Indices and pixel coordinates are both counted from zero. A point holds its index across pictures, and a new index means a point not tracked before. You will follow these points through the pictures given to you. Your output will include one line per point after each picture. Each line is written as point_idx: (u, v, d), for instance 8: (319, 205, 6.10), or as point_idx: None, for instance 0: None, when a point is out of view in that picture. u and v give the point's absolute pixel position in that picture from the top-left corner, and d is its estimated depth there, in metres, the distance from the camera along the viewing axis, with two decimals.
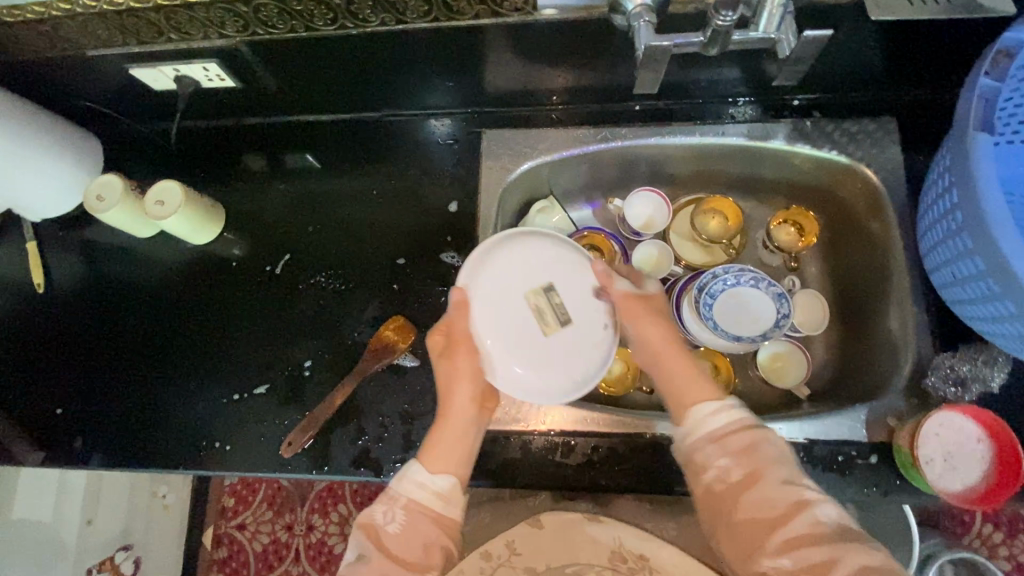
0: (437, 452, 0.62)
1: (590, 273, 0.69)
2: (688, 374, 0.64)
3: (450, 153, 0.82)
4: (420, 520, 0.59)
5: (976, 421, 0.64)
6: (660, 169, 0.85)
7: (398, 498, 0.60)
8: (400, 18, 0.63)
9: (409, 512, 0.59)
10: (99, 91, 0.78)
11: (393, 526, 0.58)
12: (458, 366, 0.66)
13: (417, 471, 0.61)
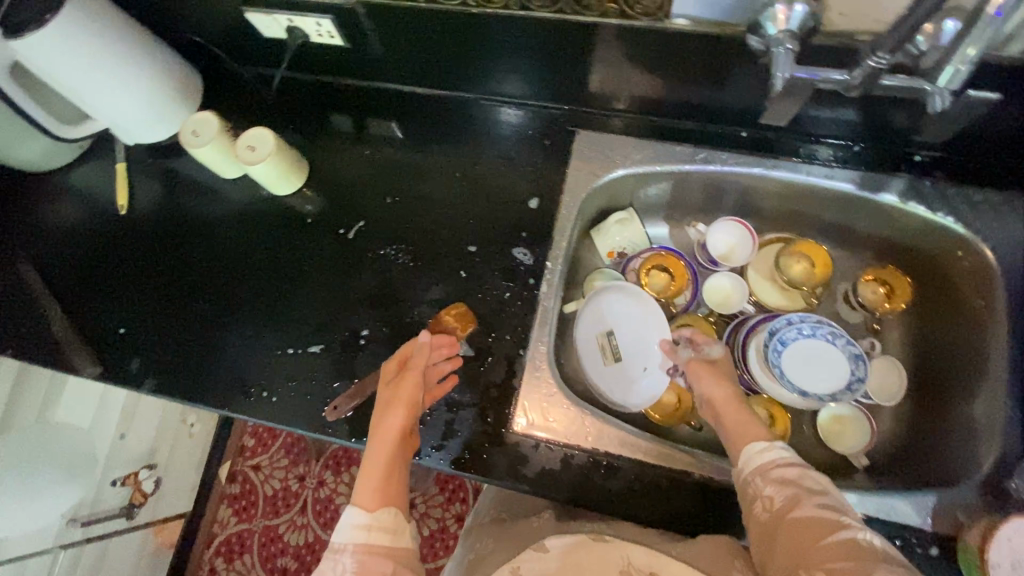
0: (365, 485, 0.58)
1: (645, 313, 0.79)
2: (749, 421, 0.62)
3: (539, 147, 0.80)
4: (375, 559, 0.54)
5: None
6: (751, 201, 0.81)
7: (343, 548, 0.54)
8: (524, 5, 0.62)
9: (360, 554, 0.54)
10: (212, 28, 0.79)
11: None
12: (386, 398, 0.64)
13: (352, 516, 0.56)
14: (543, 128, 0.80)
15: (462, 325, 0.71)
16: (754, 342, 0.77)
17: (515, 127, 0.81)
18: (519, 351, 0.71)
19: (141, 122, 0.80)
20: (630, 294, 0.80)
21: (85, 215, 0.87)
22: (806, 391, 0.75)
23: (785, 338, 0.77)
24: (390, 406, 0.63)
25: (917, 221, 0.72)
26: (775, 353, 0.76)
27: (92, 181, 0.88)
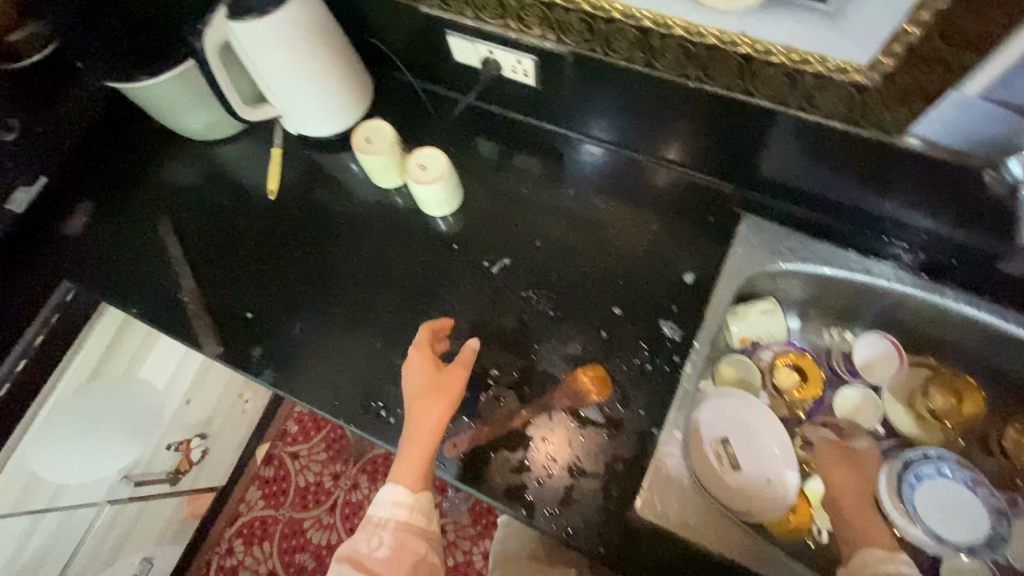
0: (406, 463, 0.62)
1: (757, 413, 0.74)
2: (866, 521, 0.69)
3: (702, 221, 0.77)
4: (409, 536, 0.61)
5: None
6: (908, 322, 0.77)
7: (385, 522, 0.62)
8: (748, 90, 0.61)
9: (398, 537, 0.61)
10: (402, 39, 0.80)
11: (380, 552, 0.60)
12: (427, 387, 0.65)
13: (394, 490, 0.62)
14: (705, 201, 0.78)
15: (599, 391, 0.69)
16: (886, 471, 0.73)
17: (669, 191, 0.79)
18: (653, 429, 0.68)
19: (316, 116, 0.80)
20: (739, 394, 0.75)
21: (232, 191, 0.87)
22: (942, 536, 0.70)
23: (921, 472, 0.73)
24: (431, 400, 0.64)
25: None
26: (911, 486, 0.72)
27: (243, 157, 0.89)
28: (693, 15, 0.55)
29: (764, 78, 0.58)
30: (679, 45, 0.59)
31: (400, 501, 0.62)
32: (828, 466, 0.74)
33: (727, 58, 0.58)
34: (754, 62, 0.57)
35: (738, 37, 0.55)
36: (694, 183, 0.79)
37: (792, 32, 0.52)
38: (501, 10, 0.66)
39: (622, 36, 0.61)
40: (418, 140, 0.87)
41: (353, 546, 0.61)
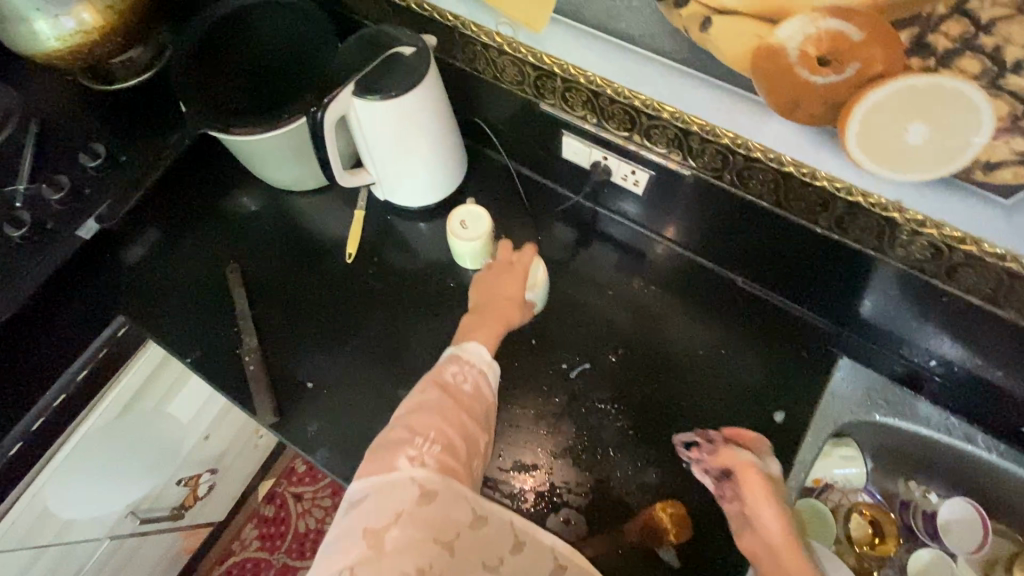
0: (481, 329, 0.68)
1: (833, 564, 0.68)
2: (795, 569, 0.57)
3: (793, 353, 0.74)
4: (481, 396, 0.63)
5: None
6: (997, 493, 0.73)
7: (468, 364, 0.64)
8: (882, 249, 0.58)
9: (478, 379, 0.63)
10: (508, 122, 0.78)
11: (466, 385, 0.62)
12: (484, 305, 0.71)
13: (475, 347, 0.66)
14: (798, 333, 0.75)
15: (677, 531, 0.65)
16: None
17: (761, 316, 0.76)
18: None
19: (411, 189, 0.78)
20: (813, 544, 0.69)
21: (305, 244, 0.84)
22: None
23: None
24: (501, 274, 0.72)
25: None
26: None
27: (320, 211, 0.86)
28: (848, 175, 0.52)
29: (903, 243, 0.56)
30: (820, 195, 0.57)
31: (482, 355, 0.66)
32: (755, 493, 0.61)
33: (869, 218, 0.56)
34: (898, 228, 0.54)
35: (891, 204, 0.53)
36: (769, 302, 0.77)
37: (954, 213, 0.50)
38: (630, 125, 0.64)
39: (760, 174, 0.59)
40: (504, 220, 0.84)
41: (442, 377, 0.62)
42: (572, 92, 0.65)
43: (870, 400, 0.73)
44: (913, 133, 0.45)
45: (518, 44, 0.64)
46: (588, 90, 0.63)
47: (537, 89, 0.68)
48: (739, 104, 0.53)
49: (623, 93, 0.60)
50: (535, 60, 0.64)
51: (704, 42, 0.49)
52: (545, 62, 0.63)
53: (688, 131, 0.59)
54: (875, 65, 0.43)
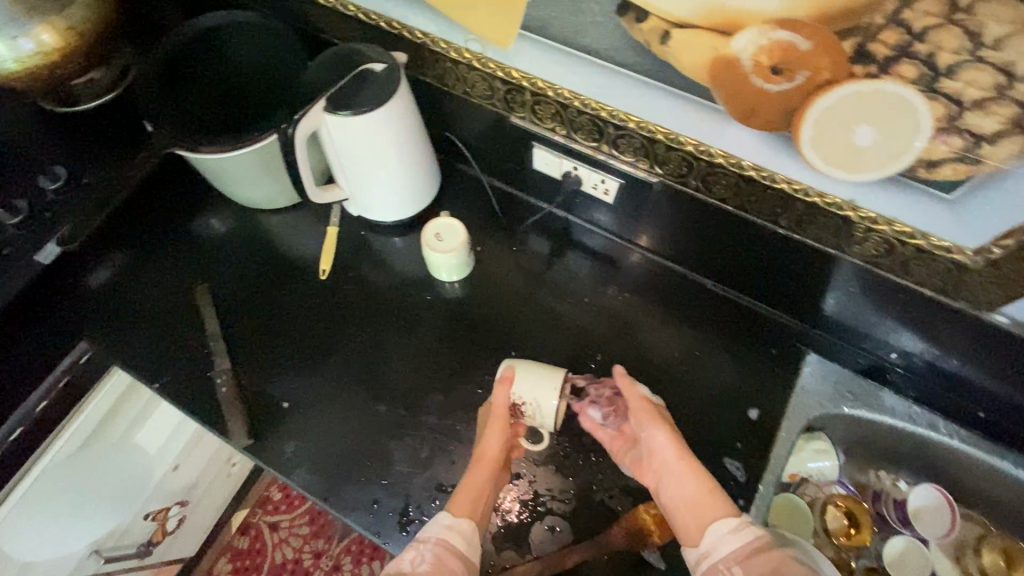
0: (460, 493, 0.62)
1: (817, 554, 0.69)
2: (689, 482, 0.61)
3: (763, 352, 0.76)
4: (450, 558, 0.57)
5: None
6: (962, 478, 0.76)
7: (427, 539, 0.59)
8: (841, 246, 0.61)
9: (438, 547, 0.58)
10: (480, 137, 0.80)
11: (423, 567, 0.56)
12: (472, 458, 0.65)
13: (442, 514, 0.61)
14: (769, 334, 0.77)
15: (661, 531, 0.65)
16: None
17: (734, 319, 0.78)
18: None
19: (385, 204, 0.79)
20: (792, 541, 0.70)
21: (278, 264, 0.83)
22: None
23: None
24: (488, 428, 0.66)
25: None
26: None
27: (293, 230, 0.85)
28: (804, 176, 0.55)
29: (859, 240, 0.59)
30: (780, 197, 0.59)
31: (463, 535, 0.59)
32: (640, 419, 0.66)
33: (827, 218, 0.59)
34: (854, 226, 0.58)
35: (845, 203, 0.56)
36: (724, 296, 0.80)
37: (904, 209, 0.53)
38: (598, 135, 0.66)
39: (723, 179, 0.61)
40: (480, 234, 0.85)
41: (397, 566, 0.57)
42: (541, 105, 0.67)
43: (838, 394, 0.75)
44: (862, 135, 0.48)
45: (487, 59, 0.65)
46: (556, 102, 0.65)
47: (507, 102, 0.70)
48: (699, 113, 0.55)
49: (591, 105, 0.62)
50: (504, 74, 0.65)
51: (664, 54, 0.51)
52: (514, 76, 0.65)
53: (654, 139, 0.62)
54: (823, 72, 0.46)
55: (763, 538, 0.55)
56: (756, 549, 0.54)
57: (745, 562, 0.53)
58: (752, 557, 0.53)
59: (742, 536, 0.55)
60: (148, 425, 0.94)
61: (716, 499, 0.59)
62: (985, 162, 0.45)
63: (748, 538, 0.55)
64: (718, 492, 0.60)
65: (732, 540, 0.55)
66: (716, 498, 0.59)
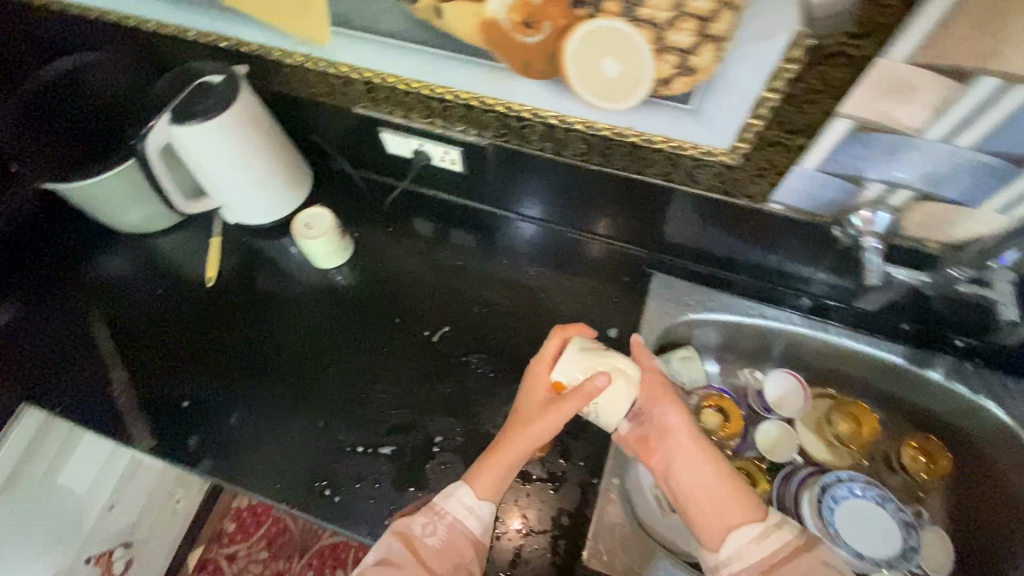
0: (485, 469, 0.65)
1: None
2: (711, 473, 0.63)
3: (616, 281, 0.87)
4: (461, 541, 0.62)
5: None
6: (802, 358, 0.88)
7: (444, 513, 0.63)
8: (641, 170, 0.72)
9: (450, 527, 0.62)
10: (337, 134, 0.88)
11: (432, 540, 0.62)
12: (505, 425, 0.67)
13: (466, 492, 0.64)
14: (620, 265, 0.89)
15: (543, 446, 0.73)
16: (807, 497, 0.80)
17: (592, 258, 0.89)
18: (592, 480, 0.72)
19: (260, 208, 0.85)
20: None
21: (166, 281, 0.88)
22: (863, 554, 0.75)
23: (837, 496, 0.80)
24: (527, 392, 0.67)
25: (961, 401, 0.78)
26: (829, 511, 0.79)
27: (179, 248, 0.91)
28: (588, 114, 0.65)
29: (652, 160, 0.70)
30: (581, 136, 0.70)
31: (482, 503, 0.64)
32: (653, 395, 0.67)
33: (620, 145, 0.69)
34: (642, 148, 0.68)
35: (626, 130, 0.66)
36: (578, 240, 0.91)
37: (667, 126, 0.63)
38: (426, 111, 0.75)
39: (534, 130, 0.71)
40: (358, 224, 0.93)
41: (408, 525, 0.63)
42: (374, 91, 0.76)
43: (685, 304, 0.86)
44: (608, 66, 0.58)
45: (315, 59, 0.73)
46: (383, 88, 0.74)
47: (346, 96, 0.78)
48: (491, 73, 0.65)
49: (410, 85, 0.71)
50: (333, 70, 0.74)
51: (443, 26, 0.61)
52: (342, 70, 0.73)
53: (469, 106, 0.71)
54: (559, 20, 0.56)
55: (793, 543, 0.58)
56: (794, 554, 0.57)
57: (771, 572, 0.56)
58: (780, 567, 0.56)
59: (774, 539, 0.58)
60: (71, 460, 1.01)
61: (748, 501, 0.61)
62: (698, 71, 0.55)
63: (777, 543, 0.58)
64: (752, 494, 0.62)
65: (773, 541, 0.58)
66: (739, 501, 0.61)
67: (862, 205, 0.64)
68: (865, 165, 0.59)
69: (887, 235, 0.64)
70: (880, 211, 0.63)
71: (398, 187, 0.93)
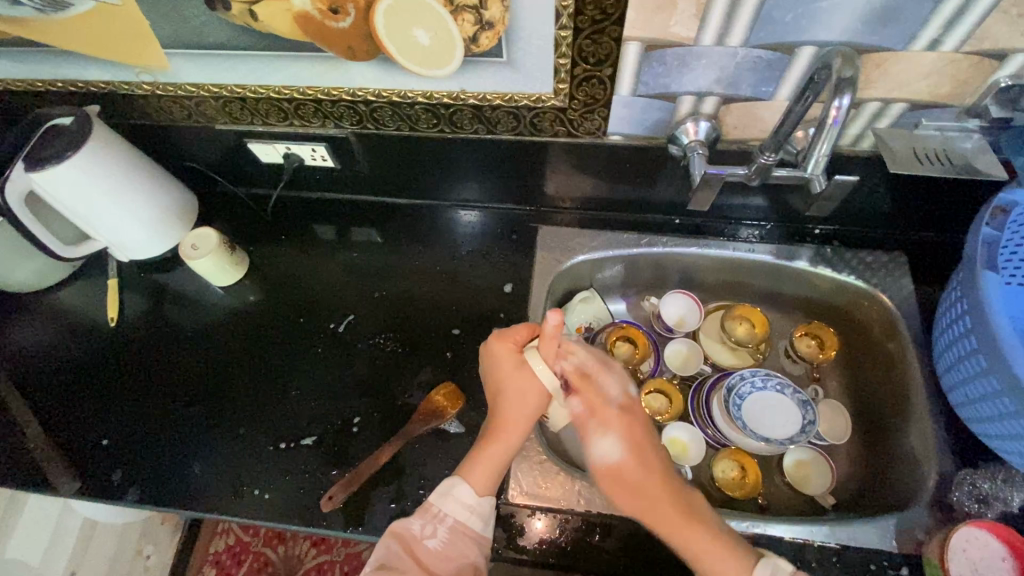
0: (479, 468, 0.65)
1: None
2: (705, 527, 0.63)
3: (506, 241, 0.92)
4: (462, 539, 0.62)
5: (985, 533, 0.63)
6: (692, 278, 0.94)
7: (442, 516, 0.62)
8: (490, 130, 0.76)
9: (451, 530, 0.62)
10: (212, 157, 0.91)
11: (433, 542, 0.61)
12: (498, 428, 0.68)
13: (464, 492, 0.64)
14: (508, 226, 0.94)
15: (453, 403, 0.77)
16: (716, 400, 0.85)
17: (484, 226, 0.94)
18: None
19: (155, 239, 0.87)
20: None
21: (69, 332, 0.89)
22: (768, 438, 0.81)
23: (742, 392, 0.85)
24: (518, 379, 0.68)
25: (828, 281, 0.86)
26: (735, 407, 0.84)
27: (79, 297, 0.92)
28: (421, 85, 0.70)
29: (496, 118, 0.74)
30: (425, 108, 0.74)
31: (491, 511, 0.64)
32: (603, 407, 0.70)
33: (461, 110, 0.74)
34: (482, 108, 0.73)
35: (461, 93, 0.70)
36: (467, 213, 0.96)
37: (494, 81, 0.68)
38: (282, 114, 0.79)
39: (382, 111, 0.76)
40: (252, 239, 0.95)
41: (407, 526, 0.62)
42: (229, 105, 0.79)
43: (573, 249, 0.91)
44: (419, 35, 0.64)
45: (163, 85, 0.77)
46: (235, 99, 0.77)
47: (205, 116, 0.82)
48: (323, 64, 0.69)
49: (257, 91, 0.75)
50: (183, 91, 0.77)
51: (263, 27, 0.65)
52: (191, 90, 0.77)
53: (316, 100, 0.75)
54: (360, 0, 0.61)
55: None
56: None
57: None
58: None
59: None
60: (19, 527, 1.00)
61: (736, 556, 0.61)
62: (495, 24, 0.61)
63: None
64: (742, 549, 0.62)
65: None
66: (733, 554, 0.61)
67: (684, 119, 0.70)
68: (669, 80, 0.65)
69: (710, 141, 0.71)
70: (701, 122, 0.69)
71: (276, 195, 0.96)
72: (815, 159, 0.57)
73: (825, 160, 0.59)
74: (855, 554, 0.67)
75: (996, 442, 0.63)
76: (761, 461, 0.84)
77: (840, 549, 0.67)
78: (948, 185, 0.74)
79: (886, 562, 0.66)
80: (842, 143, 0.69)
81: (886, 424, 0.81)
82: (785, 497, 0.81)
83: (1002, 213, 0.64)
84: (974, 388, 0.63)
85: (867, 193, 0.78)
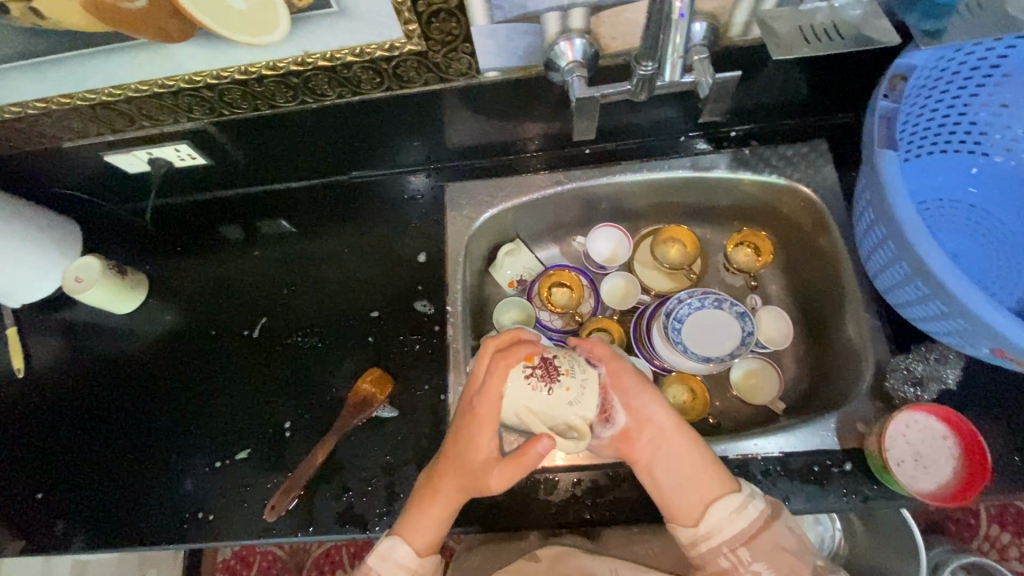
0: (417, 528, 0.62)
1: None
2: (700, 469, 0.60)
3: (416, 207, 0.87)
4: None
5: (920, 411, 0.63)
6: (620, 206, 0.89)
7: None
8: (355, 91, 0.69)
9: None
10: (77, 176, 0.83)
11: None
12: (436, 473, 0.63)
13: (401, 553, 0.62)
14: (414, 190, 0.88)
15: (381, 389, 0.74)
16: (656, 328, 0.82)
17: (430, 191, 0.87)
18: (440, 397, 0.74)
19: (13, 265, 0.77)
20: None
21: None
22: (709, 357, 0.80)
23: (680, 315, 0.82)
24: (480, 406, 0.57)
25: (752, 185, 0.81)
26: (675, 331, 0.81)
27: None
28: (259, 56, 0.63)
29: (355, 77, 0.67)
30: (276, 81, 0.66)
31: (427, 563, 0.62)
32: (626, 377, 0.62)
33: (315, 76, 0.66)
34: (336, 70, 0.65)
35: (307, 57, 0.63)
36: (410, 178, 0.88)
37: (333, 36, 0.61)
38: (126, 117, 0.71)
39: (231, 93, 0.68)
40: (148, 255, 0.89)
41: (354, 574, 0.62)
42: (66, 119, 0.71)
43: (487, 202, 0.85)
44: None
45: None
46: (67, 110, 0.69)
47: (47, 135, 0.74)
48: (142, 52, 0.62)
49: (87, 97, 0.67)
50: (8, 114, 0.69)
51: (55, 25, 0.57)
52: (15, 111, 0.69)
53: (153, 94, 0.67)
54: None
55: (766, 512, 0.58)
56: (760, 528, 0.57)
57: (751, 543, 0.57)
58: (757, 538, 0.57)
59: (749, 516, 0.58)
60: None
61: (727, 475, 0.60)
62: None
63: (753, 516, 0.58)
64: (716, 483, 0.60)
65: (749, 514, 0.58)
66: (721, 476, 0.60)
67: (556, 39, 0.62)
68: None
69: (590, 60, 0.63)
70: (575, 39, 0.61)
71: (151, 205, 0.88)
72: (674, 54, 0.54)
73: (687, 60, 0.56)
74: (798, 459, 0.66)
75: (925, 324, 0.61)
76: (710, 381, 0.83)
77: (782, 458, 0.66)
78: (853, 58, 0.68)
79: (829, 462, 0.65)
80: (731, 34, 0.63)
81: (826, 321, 0.79)
82: (736, 412, 0.81)
83: (901, 82, 0.58)
84: (890, 274, 0.61)
85: (775, 82, 0.72)
